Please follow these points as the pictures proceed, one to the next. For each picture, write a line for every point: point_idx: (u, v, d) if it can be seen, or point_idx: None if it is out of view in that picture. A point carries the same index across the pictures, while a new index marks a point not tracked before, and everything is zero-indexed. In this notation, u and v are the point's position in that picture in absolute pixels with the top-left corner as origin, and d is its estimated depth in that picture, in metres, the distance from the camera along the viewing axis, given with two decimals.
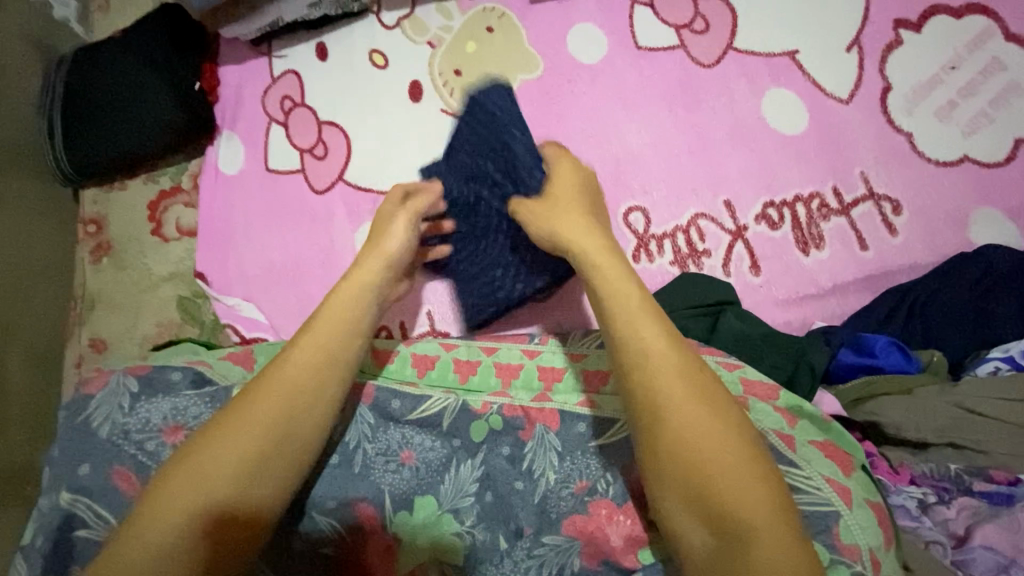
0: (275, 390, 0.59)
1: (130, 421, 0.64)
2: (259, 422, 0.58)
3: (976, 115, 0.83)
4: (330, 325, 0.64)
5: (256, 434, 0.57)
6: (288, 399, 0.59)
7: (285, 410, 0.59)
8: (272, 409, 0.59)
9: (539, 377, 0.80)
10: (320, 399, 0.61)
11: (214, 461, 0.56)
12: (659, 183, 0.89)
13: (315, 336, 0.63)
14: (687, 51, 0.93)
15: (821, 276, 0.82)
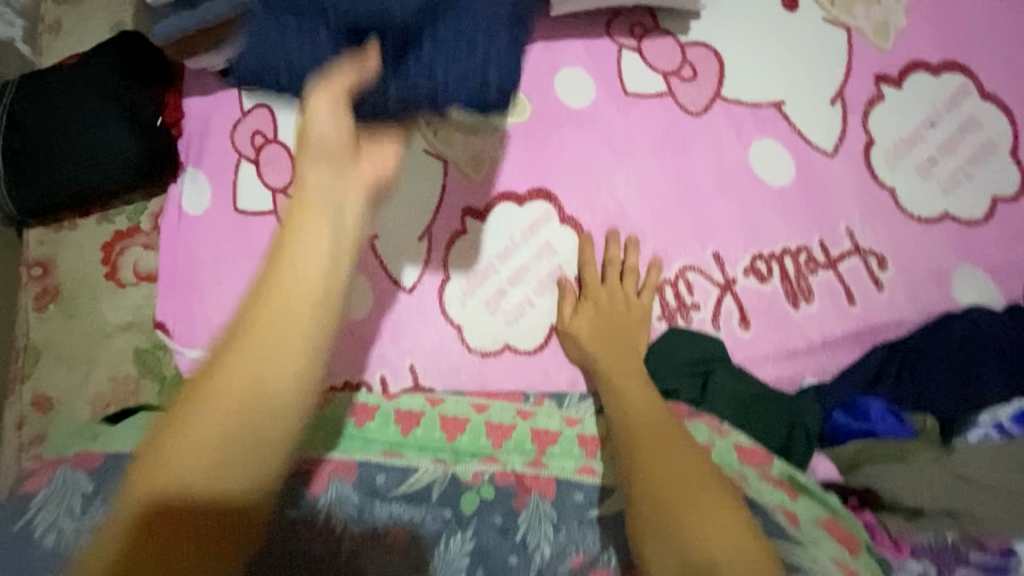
0: (263, 315, 0.49)
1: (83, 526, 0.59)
2: (248, 355, 0.48)
3: (954, 173, 0.85)
4: (312, 253, 0.51)
5: (212, 436, 0.46)
6: (270, 342, 0.48)
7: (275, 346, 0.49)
8: (256, 353, 0.48)
9: (533, 440, 0.78)
10: (292, 418, 0.49)
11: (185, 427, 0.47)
12: (647, 234, 0.87)
13: (299, 228, 0.52)
14: (675, 98, 0.93)
15: (811, 331, 0.81)
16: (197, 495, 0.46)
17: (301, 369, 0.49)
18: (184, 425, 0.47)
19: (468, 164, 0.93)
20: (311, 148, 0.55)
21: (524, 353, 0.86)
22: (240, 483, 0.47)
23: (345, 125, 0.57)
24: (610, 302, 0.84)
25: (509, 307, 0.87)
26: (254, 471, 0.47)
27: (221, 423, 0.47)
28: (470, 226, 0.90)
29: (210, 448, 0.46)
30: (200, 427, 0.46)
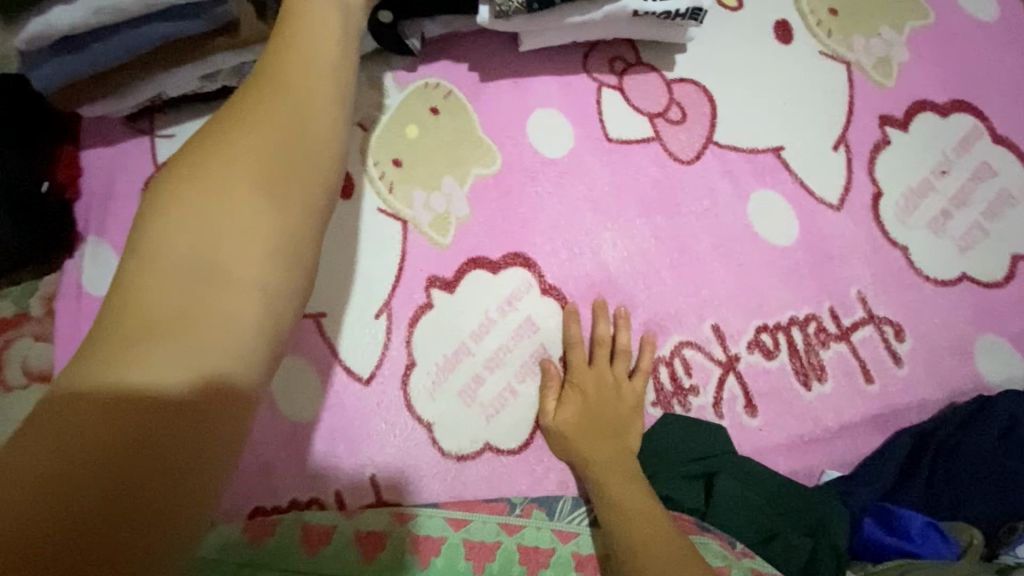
0: (240, 118, 0.41)
1: None
2: (218, 196, 0.38)
3: (968, 229, 0.78)
4: (247, 195, 0.39)
5: (179, 277, 0.37)
6: (245, 160, 0.40)
7: (211, 266, 0.37)
8: (244, 157, 0.40)
9: (521, 560, 0.68)
10: (287, 213, 0.40)
11: (105, 372, 0.34)
12: (639, 305, 0.77)
13: (284, 67, 0.43)
14: (663, 144, 0.82)
15: (825, 415, 0.72)
16: (145, 408, 0.33)
17: (280, 233, 0.39)
18: (145, 319, 0.36)
19: (430, 225, 0.80)
20: (275, 45, 0.44)
21: (506, 454, 0.73)
22: (218, 324, 0.36)
23: (338, 50, 0.46)
24: (600, 393, 0.72)
25: (487, 397, 0.74)
26: (260, 276, 0.38)
27: (225, 238, 0.38)
28: (437, 300, 0.77)
29: (195, 317, 0.36)
30: (169, 262, 0.37)
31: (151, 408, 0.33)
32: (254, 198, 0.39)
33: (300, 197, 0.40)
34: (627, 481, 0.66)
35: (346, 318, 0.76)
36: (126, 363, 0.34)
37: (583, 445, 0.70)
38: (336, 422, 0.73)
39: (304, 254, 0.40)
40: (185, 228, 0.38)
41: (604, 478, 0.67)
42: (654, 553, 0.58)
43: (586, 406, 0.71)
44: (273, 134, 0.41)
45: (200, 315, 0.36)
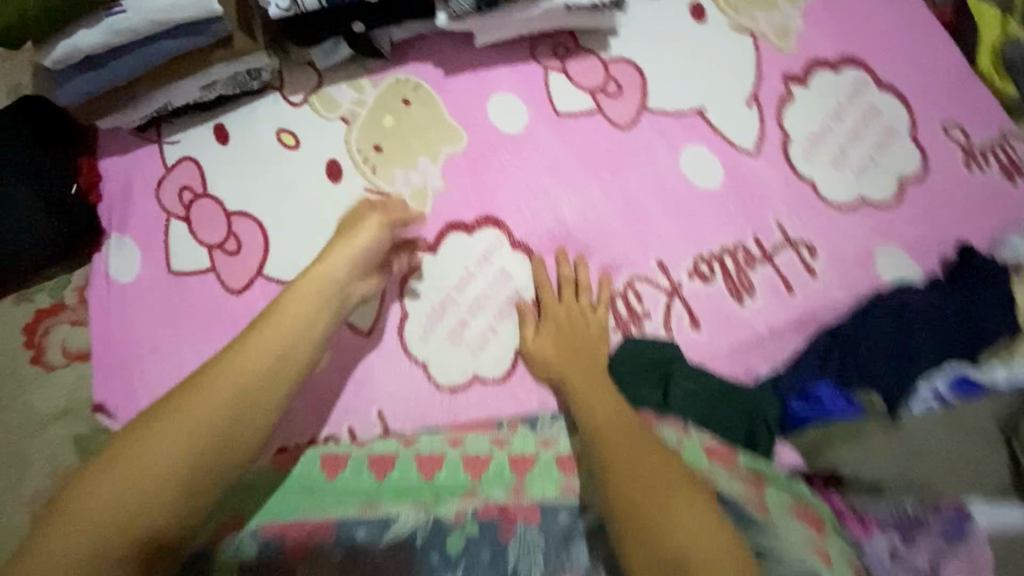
0: (222, 372, 0.64)
1: None
2: (200, 396, 0.62)
3: (864, 161, 0.92)
4: (265, 348, 0.66)
5: (212, 395, 0.62)
6: (266, 341, 0.67)
7: (226, 387, 0.63)
8: (216, 388, 0.63)
9: (511, 468, 0.77)
10: (280, 380, 0.66)
11: (144, 448, 0.59)
12: (594, 249, 0.90)
13: (267, 346, 0.66)
14: (604, 113, 0.96)
15: (758, 323, 0.85)
16: (182, 469, 0.59)
17: (273, 374, 0.66)
18: (142, 438, 0.59)
19: (410, 197, 0.93)
20: (307, 274, 0.74)
21: (491, 382, 0.85)
22: (178, 464, 0.59)
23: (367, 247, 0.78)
24: (566, 321, 0.85)
25: (471, 337, 0.86)
26: (198, 447, 0.60)
27: (217, 387, 0.63)
28: (423, 260, 0.89)
29: (168, 450, 0.59)
30: (211, 383, 0.63)
31: (134, 495, 0.57)
32: (266, 374, 0.65)
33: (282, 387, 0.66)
34: (599, 389, 0.76)
35: None
36: (174, 438, 0.60)
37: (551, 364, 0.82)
38: (349, 369, 0.86)
39: (287, 386, 0.67)
40: (222, 371, 0.64)
41: (580, 392, 0.77)
42: (624, 448, 0.67)
43: (559, 332, 0.84)
44: (285, 336, 0.68)
45: (215, 413, 0.61)
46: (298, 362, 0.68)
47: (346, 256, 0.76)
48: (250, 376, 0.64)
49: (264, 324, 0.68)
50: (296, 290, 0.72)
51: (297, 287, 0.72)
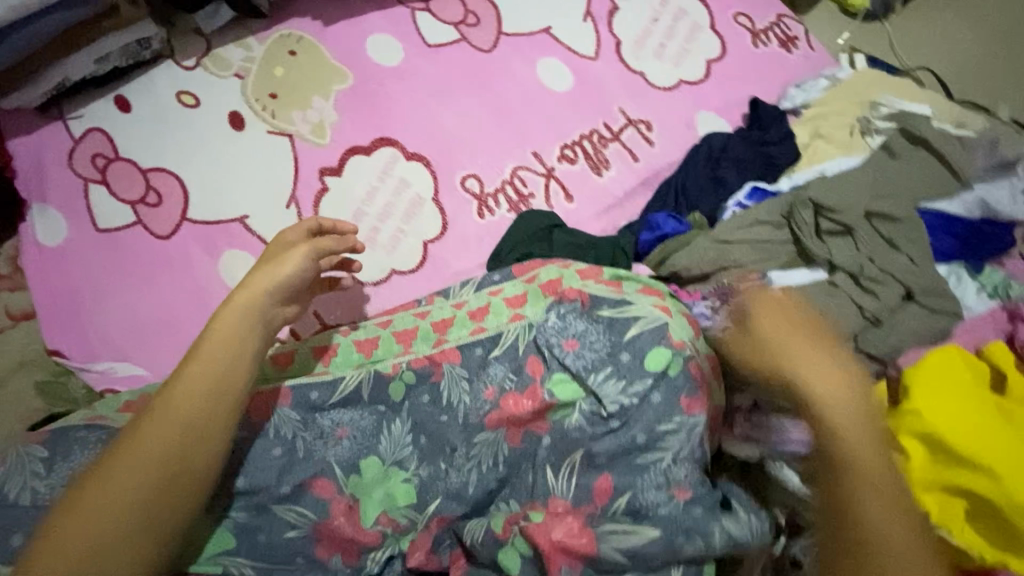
0: (155, 416, 0.66)
1: (50, 486, 0.66)
2: (140, 448, 0.64)
3: (679, 52, 1.14)
4: (191, 386, 0.67)
5: (150, 445, 0.64)
6: (191, 375, 0.68)
7: (164, 473, 0.63)
8: (151, 437, 0.64)
9: (435, 330, 0.88)
10: (211, 410, 0.67)
11: (89, 503, 0.60)
12: (478, 151, 1.07)
13: (197, 377, 0.68)
14: (468, 41, 1.13)
15: (616, 188, 1.06)
16: (131, 511, 0.61)
17: (204, 406, 0.67)
18: (92, 482, 0.61)
19: (311, 132, 1.05)
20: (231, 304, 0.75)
21: (406, 272, 1.00)
22: (125, 519, 0.61)
23: (278, 280, 0.78)
24: (460, 212, 1.03)
25: (385, 239, 1.01)
26: (144, 503, 0.62)
27: (155, 432, 0.65)
28: (330, 183, 1.03)
29: (113, 506, 0.61)
30: (149, 433, 0.64)
31: (83, 546, 0.59)
32: (196, 411, 0.67)
33: (219, 424, 0.67)
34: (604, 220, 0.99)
35: (267, 216, 1.02)
36: (122, 490, 0.62)
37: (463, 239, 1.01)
38: None
39: (221, 413, 0.68)
40: (154, 426, 0.65)
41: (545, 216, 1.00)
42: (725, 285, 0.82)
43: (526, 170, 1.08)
44: (210, 378, 0.68)
45: (158, 474, 0.63)
46: (233, 391, 0.69)
47: (272, 280, 0.77)
48: (187, 420, 0.66)
49: (193, 359, 0.70)
50: (225, 320, 0.73)
51: (223, 313, 0.74)
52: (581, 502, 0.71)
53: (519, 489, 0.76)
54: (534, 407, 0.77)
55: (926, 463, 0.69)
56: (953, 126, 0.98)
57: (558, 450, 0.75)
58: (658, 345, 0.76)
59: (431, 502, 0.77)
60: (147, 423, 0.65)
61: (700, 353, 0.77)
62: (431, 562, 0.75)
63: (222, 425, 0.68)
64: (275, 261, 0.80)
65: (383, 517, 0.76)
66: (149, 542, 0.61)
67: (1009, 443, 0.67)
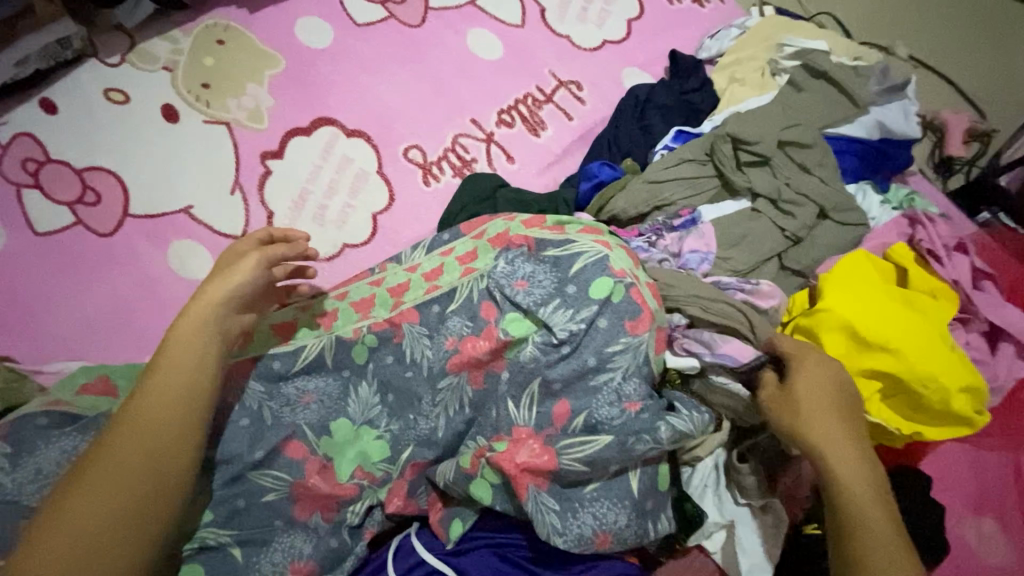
0: (119, 435, 0.63)
1: (20, 479, 0.65)
2: (106, 466, 0.61)
3: (600, 14, 1.20)
4: (161, 396, 0.66)
5: (123, 460, 0.62)
6: (160, 387, 0.66)
7: (142, 486, 0.62)
8: (118, 455, 0.62)
9: (392, 295, 0.89)
10: (188, 417, 0.66)
11: (63, 522, 0.58)
12: (418, 123, 1.10)
13: (161, 390, 0.66)
14: (397, 18, 1.15)
15: (554, 146, 1.11)
16: (112, 526, 0.59)
17: (178, 417, 0.66)
18: (66, 501, 0.59)
19: (248, 118, 1.06)
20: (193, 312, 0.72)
21: (359, 245, 1.02)
22: (100, 537, 0.58)
23: (239, 282, 0.76)
24: (407, 183, 1.06)
25: (334, 215, 1.03)
26: (122, 519, 0.60)
27: (127, 447, 0.62)
28: (273, 166, 1.04)
29: (86, 526, 0.58)
30: (120, 448, 0.62)
31: (57, 570, 0.56)
32: (170, 421, 0.65)
33: (196, 430, 0.66)
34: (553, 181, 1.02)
35: (212, 203, 1.02)
36: (97, 508, 0.59)
37: (412, 209, 1.05)
38: None
39: (198, 419, 0.67)
40: (125, 441, 0.63)
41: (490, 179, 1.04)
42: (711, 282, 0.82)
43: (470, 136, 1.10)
44: (181, 386, 0.67)
45: (137, 486, 0.61)
46: (201, 402, 0.68)
47: (228, 287, 0.74)
48: (157, 432, 0.64)
49: (159, 369, 0.67)
50: (188, 328, 0.70)
51: (180, 323, 0.71)
52: (542, 426, 0.77)
53: (485, 425, 0.79)
54: (489, 347, 0.80)
55: (849, 352, 0.77)
56: (850, 60, 1.07)
57: (517, 382, 0.78)
58: (599, 276, 0.80)
59: (405, 452, 0.80)
60: (116, 438, 0.63)
61: (641, 279, 0.82)
62: (409, 505, 0.79)
63: (192, 437, 0.66)
64: (229, 269, 0.77)
65: (359, 472, 0.78)
66: (134, 554, 0.60)
67: (913, 327, 0.77)
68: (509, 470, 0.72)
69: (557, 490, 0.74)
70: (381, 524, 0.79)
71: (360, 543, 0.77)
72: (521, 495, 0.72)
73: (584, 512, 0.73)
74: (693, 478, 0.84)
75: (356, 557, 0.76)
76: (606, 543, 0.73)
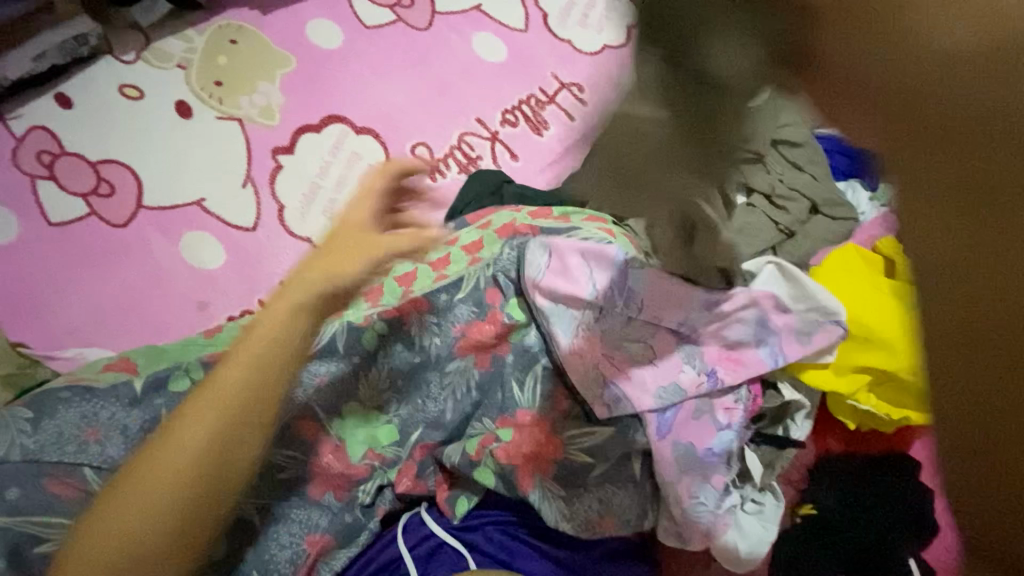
0: (171, 448, 0.66)
1: (41, 440, 0.69)
2: (159, 477, 0.65)
3: (601, 20, 1.25)
4: (223, 400, 0.69)
5: (182, 455, 0.66)
6: (226, 392, 0.69)
7: (198, 480, 0.66)
8: (174, 466, 0.66)
9: (399, 282, 0.88)
10: (248, 424, 0.70)
11: (128, 505, 0.64)
12: (425, 121, 1.13)
13: (218, 414, 0.68)
14: (405, 21, 1.19)
15: (556, 146, 1.15)
16: (170, 514, 0.65)
17: (237, 425, 0.69)
18: (131, 485, 0.65)
19: (260, 115, 1.09)
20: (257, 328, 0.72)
21: None
22: (155, 532, 0.65)
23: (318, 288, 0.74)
24: None
25: (343, 209, 1.06)
26: (181, 509, 0.66)
27: (188, 443, 0.67)
28: (283, 161, 1.07)
29: (149, 512, 0.64)
30: (178, 443, 0.66)
31: (127, 544, 0.63)
32: (227, 425, 0.68)
33: (251, 438, 0.70)
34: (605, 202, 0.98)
35: (223, 197, 1.05)
36: (158, 493, 0.65)
37: None
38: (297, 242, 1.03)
39: (255, 426, 0.70)
40: (184, 437, 0.67)
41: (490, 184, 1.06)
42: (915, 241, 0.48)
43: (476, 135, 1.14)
44: (243, 393, 0.70)
45: (194, 481, 0.66)
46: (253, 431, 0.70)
47: (307, 294, 0.73)
48: (215, 434, 0.68)
49: (224, 374, 0.70)
50: (249, 338, 0.71)
51: (247, 344, 0.72)
52: (547, 412, 0.82)
53: (491, 406, 0.83)
54: (495, 331, 0.85)
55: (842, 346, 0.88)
56: None
57: (522, 363, 0.84)
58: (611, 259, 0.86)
59: (411, 436, 0.82)
60: (174, 434, 0.67)
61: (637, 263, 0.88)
62: (418, 486, 0.81)
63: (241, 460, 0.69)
64: (295, 286, 0.75)
65: (370, 455, 0.81)
66: (192, 540, 0.67)
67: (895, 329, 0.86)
68: (514, 459, 0.78)
69: (562, 477, 0.79)
70: (391, 503, 0.81)
71: (373, 520, 0.79)
72: (525, 485, 0.78)
73: (588, 496, 0.78)
74: (704, 509, 0.79)
75: (369, 532, 0.79)
76: (611, 525, 0.78)
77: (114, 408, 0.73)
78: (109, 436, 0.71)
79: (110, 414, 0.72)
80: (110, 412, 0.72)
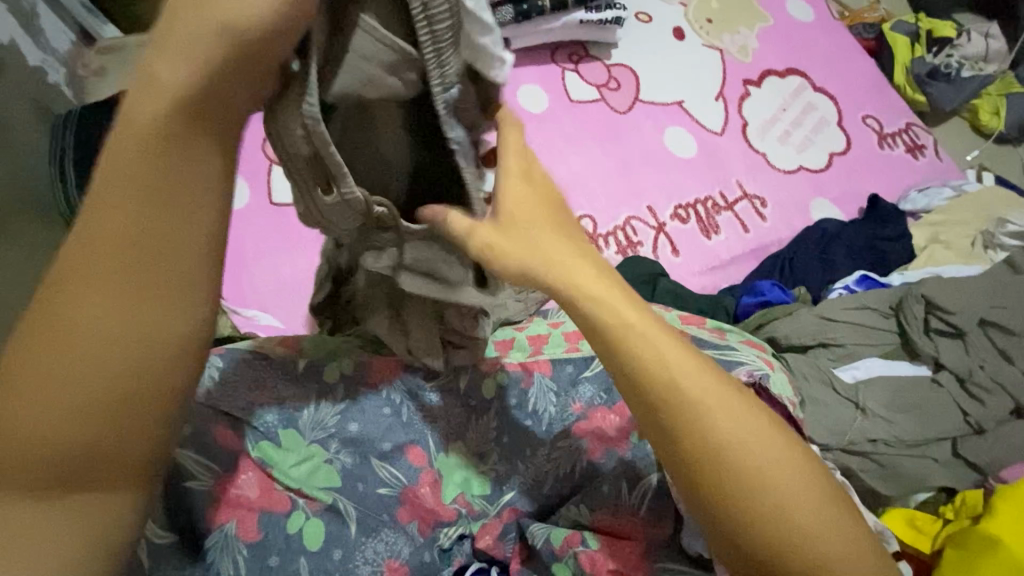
0: (92, 261, 0.46)
1: (220, 389, 0.78)
2: (91, 283, 0.47)
3: (802, 140, 1.24)
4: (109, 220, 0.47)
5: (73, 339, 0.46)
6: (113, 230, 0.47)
7: (111, 364, 0.47)
8: (72, 346, 0.46)
9: (529, 341, 0.90)
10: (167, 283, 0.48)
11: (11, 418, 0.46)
12: (603, 191, 1.13)
13: (124, 143, 0.47)
14: (607, 102, 1.21)
15: (721, 251, 1.13)
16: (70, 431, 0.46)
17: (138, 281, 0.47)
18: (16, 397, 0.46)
19: None
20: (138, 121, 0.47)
21: None
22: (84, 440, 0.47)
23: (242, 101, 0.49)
24: None
25: None
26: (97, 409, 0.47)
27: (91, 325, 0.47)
28: None
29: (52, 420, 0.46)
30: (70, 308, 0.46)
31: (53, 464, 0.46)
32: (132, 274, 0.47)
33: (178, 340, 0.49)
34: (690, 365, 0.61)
35: None
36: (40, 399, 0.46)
37: None
38: None
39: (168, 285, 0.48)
40: (79, 297, 0.47)
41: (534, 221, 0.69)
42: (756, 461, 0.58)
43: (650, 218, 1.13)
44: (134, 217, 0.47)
45: (87, 385, 0.46)
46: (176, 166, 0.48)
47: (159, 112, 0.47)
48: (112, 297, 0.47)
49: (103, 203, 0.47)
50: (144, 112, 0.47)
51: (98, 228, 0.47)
52: (647, 523, 0.78)
53: (592, 497, 0.80)
54: (618, 423, 0.84)
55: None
56: None
57: (635, 468, 0.81)
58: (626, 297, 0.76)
59: (507, 495, 0.83)
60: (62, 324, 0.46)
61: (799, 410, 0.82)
62: (496, 547, 0.81)
63: (201, 145, 0.48)
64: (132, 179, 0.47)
65: (460, 500, 0.82)
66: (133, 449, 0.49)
67: None
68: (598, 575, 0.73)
69: None
70: (468, 556, 0.82)
71: (447, 567, 0.81)
72: None
73: None
74: None
75: None
76: None
77: (277, 376, 0.81)
78: (273, 404, 0.79)
79: (276, 381, 0.81)
80: (273, 379, 0.81)
